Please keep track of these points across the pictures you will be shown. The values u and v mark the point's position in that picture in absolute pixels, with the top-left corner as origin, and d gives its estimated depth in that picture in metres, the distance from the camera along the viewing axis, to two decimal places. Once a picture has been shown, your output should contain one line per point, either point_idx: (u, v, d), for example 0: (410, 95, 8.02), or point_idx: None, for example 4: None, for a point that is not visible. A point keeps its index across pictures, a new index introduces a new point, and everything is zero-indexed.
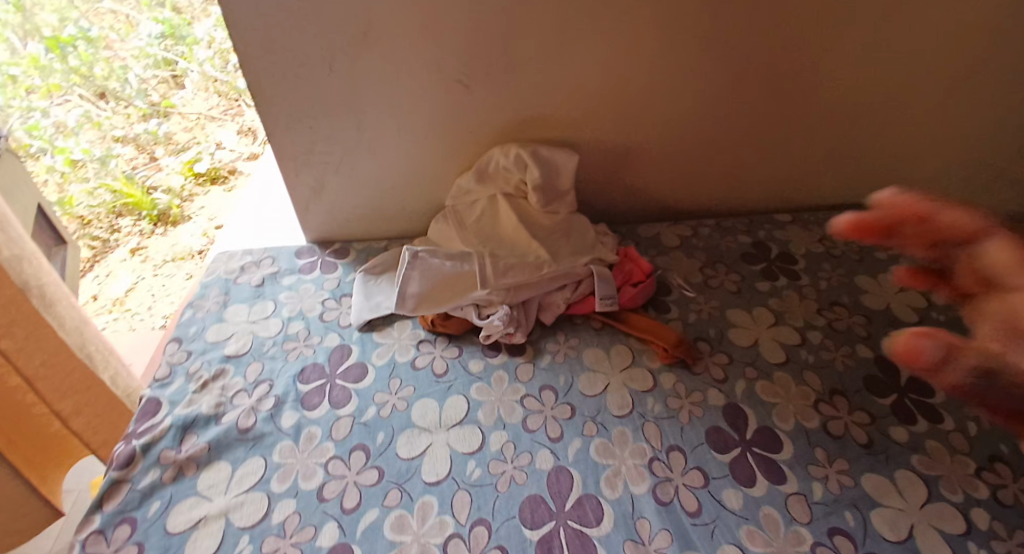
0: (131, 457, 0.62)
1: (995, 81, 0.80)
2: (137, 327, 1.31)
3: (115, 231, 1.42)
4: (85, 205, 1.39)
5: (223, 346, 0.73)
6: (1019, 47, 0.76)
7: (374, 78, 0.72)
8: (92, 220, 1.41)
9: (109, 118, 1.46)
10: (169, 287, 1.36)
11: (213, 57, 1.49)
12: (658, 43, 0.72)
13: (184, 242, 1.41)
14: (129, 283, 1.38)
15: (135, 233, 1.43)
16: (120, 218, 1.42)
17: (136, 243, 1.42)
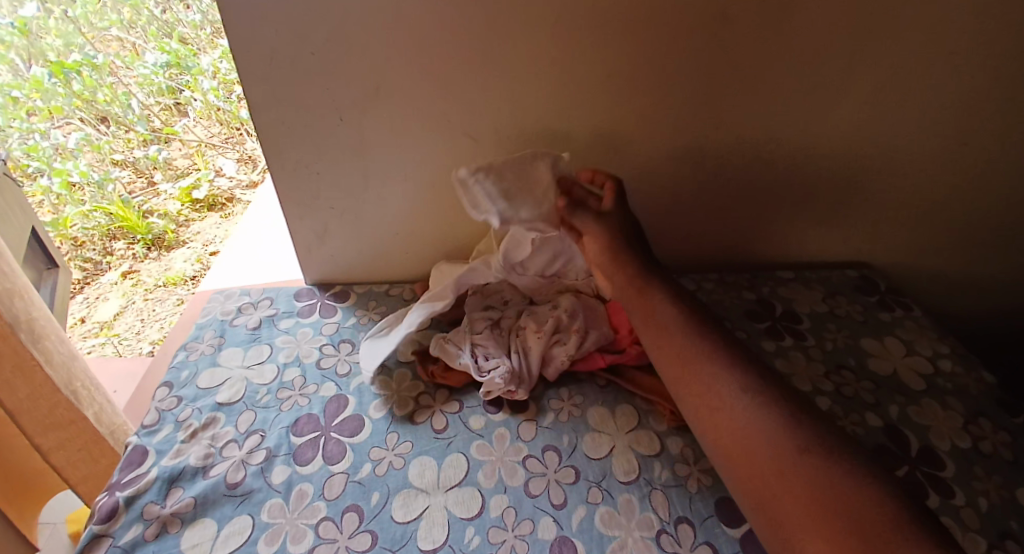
0: (113, 509, 0.58)
1: (992, 139, 0.82)
2: (125, 352, 1.39)
3: (109, 254, 1.51)
4: (80, 226, 1.48)
5: (215, 393, 0.71)
6: (1012, 107, 0.78)
7: (382, 131, 0.75)
8: (86, 241, 1.50)
9: (109, 142, 1.56)
10: (158, 312, 1.44)
11: (216, 88, 1.61)
12: (657, 99, 0.76)
13: (177, 266, 1.49)
14: (117, 307, 1.46)
15: (129, 257, 1.52)
16: (114, 241, 1.52)
17: (128, 267, 1.51)
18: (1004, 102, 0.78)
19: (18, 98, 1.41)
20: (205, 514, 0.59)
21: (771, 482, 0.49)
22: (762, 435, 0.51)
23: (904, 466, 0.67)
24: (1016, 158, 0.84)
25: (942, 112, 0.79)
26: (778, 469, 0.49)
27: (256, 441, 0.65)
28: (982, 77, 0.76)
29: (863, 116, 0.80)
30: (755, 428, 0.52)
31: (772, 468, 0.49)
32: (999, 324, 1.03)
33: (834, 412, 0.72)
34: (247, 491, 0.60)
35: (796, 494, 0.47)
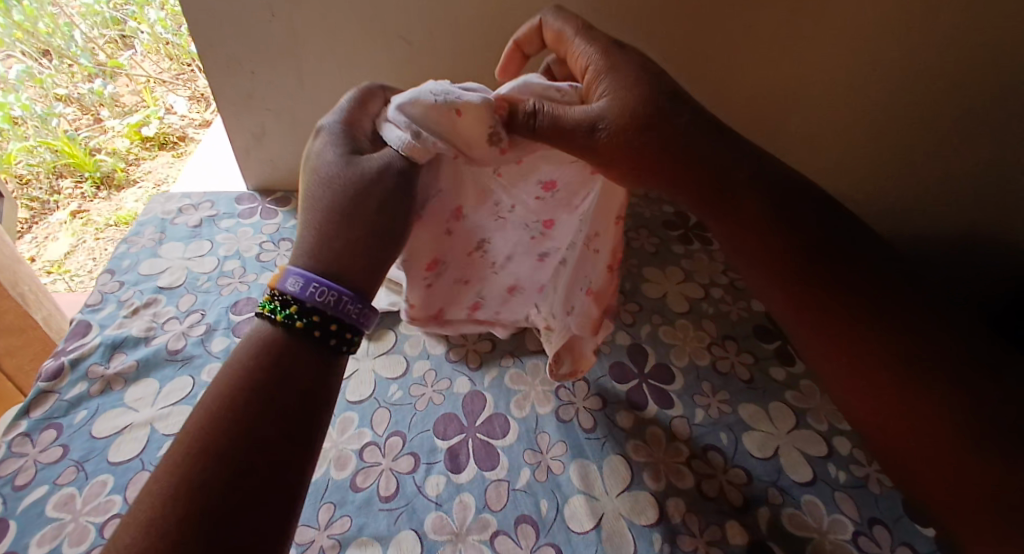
0: (58, 370, 0.63)
1: None
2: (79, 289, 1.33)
3: (56, 192, 1.29)
4: (24, 162, 1.26)
5: (156, 279, 0.75)
6: None
7: (315, 30, 0.77)
8: (31, 178, 1.28)
9: (53, 76, 1.26)
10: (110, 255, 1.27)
11: (164, 18, 1.30)
12: None
13: (128, 207, 1.28)
14: (68, 246, 1.32)
15: (77, 196, 1.28)
16: (61, 178, 1.28)
17: (76, 205, 1.29)
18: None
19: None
20: (147, 374, 0.64)
21: (855, 385, 0.43)
22: (867, 337, 0.43)
23: (777, 340, 0.74)
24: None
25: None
26: (847, 352, 0.43)
27: (197, 318, 0.71)
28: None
29: None
30: (865, 344, 0.43)
31: (874, 376, 0.42)
32: None
33: (726, 300, 0.79)
34: (187, 357, 0.66)
35: (887, 387, 0.42)
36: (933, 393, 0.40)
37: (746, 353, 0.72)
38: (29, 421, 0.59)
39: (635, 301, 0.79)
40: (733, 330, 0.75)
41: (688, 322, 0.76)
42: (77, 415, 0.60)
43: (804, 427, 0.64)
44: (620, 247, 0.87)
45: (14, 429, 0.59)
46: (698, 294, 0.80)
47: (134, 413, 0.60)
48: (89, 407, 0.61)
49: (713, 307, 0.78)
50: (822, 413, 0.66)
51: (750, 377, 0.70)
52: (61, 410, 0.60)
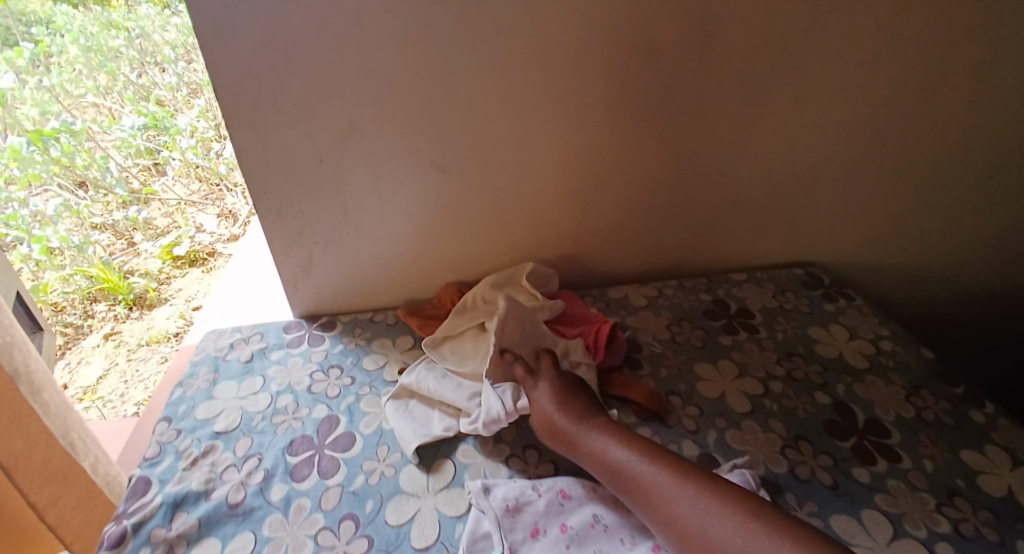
0: (121, 536, 0.61)
1: (912, 140, 0.91)
2: (108, 415, 1.33)
3: (90, 316, 1.44)
4: (60, 291, 1.40)
5: (212, 424, 0.75)
6: (924, 110, 0.88)
7: (359, 167, 0.83)
8: (67, 306, 1.42)
9: (88, 206, 1.48)
10: (142, 373, 1.38)
11: (194, 146, 1.58)
12: (608, 122, 0.84)
13: (160, 324, 1.44)
14: (102, 369, 1.40)
15: (110, 318, 1.45)
16: (95, 303, 1.45)
17: (110, 328, 1.44)
18: (916, 104, 0.87)
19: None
20: (210, 533, 0.62)
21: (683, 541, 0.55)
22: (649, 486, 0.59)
23: (852, 437, 0.73)
24: (940, 152, 0.92)
25: (867, 114, 0.88)
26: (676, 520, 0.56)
27: (254, 463, 0.69)
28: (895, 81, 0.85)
29: (794, 127, 0.88)
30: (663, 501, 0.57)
31: (705, 534, 0.53)
32: (949, 314, 1.11)
33: (787, 394, 0.78)
34: (248, 509, 0.64)
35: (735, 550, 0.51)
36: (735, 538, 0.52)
37: (824, 454, 0.71)
38: None
39: (694, 403, 0.77)
40: (803, 429, 0.74)
41: (755, 422, 0.74)
42: None
43: (903, 536, 0.62)
44: (666, 343, 0.87)
45: None
46: (757, 389, 0.79)
47: None
48: None
49: (777, 403, 0.77)
50: (917, 517, 0.64)
51: (833, 482, 0.68)
52: None
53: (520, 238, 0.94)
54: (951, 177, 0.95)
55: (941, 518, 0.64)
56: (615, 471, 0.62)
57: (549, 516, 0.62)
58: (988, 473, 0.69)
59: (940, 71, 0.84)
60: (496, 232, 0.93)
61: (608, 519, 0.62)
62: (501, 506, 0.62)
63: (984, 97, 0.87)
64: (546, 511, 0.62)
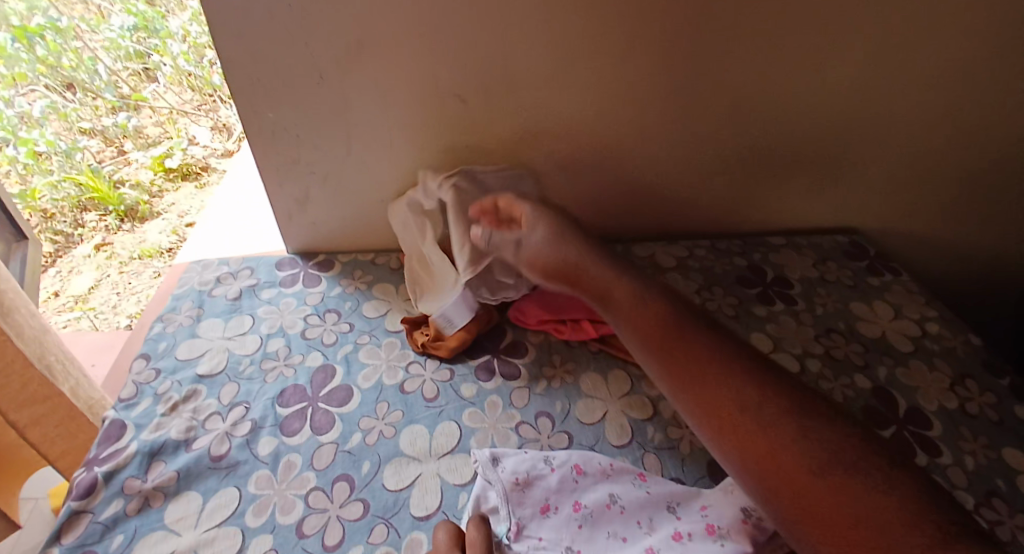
0: (92, 485, 0.56)
1: (996, 105, 0.80)
2: (102, 325, 1.23)
3: (80, 226, 1.34)
4: (49, 198, 1.32)
5: (195, 365, 0.68)
6: (1019, 70, 0.76)
7: (366, 90, 0.71)
8: (56, 213, 1.33)
9: (77, 110, 1.38)
10: (135, 286, 1.27)
11: (187, 52, 1.43)
12: (657, 56, 0.72)
13: (152, 238, 1.31)
14: (94, 280, 1.29)
15: (101, 229, 1.34)
16: (85, 213, 1.34)
17: (101, 238, 1.33)
18: (1012, 63, 0.75)
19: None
20: (189, 487, 0.57)
21: (811, 513, 0.39)
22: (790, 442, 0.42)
23: (891, 427, 0.67)
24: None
25: (953, 70, 0.76)
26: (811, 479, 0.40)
27: (240, 413, 0.63)
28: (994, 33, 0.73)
29: (865, 79, 0.77)
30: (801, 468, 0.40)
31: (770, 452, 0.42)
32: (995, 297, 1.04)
33: (823, 374, 0.72)
34: (232, 464, 0.59)
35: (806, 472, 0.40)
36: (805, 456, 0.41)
37: None
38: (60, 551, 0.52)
39: None
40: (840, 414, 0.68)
41: None
42: (113, 541, 0.53)
43: None
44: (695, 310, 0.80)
45: None
46: (792, 368, 0.73)
47: (175, 538, 0.53)
48: (126, 530, 0.54)
49: (812, 384, 0.71)
50: None
51: None
52: (96, 535, 0.53)
53: (543, 181, 0.84)
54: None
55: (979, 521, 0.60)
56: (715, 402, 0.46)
57: (562, 494, 0.56)
58: None
59: None
60: None
61: (627, 498, 0.55)
62: (510, 479, 0.56)
63: None
64: (559, 488, 0.56)
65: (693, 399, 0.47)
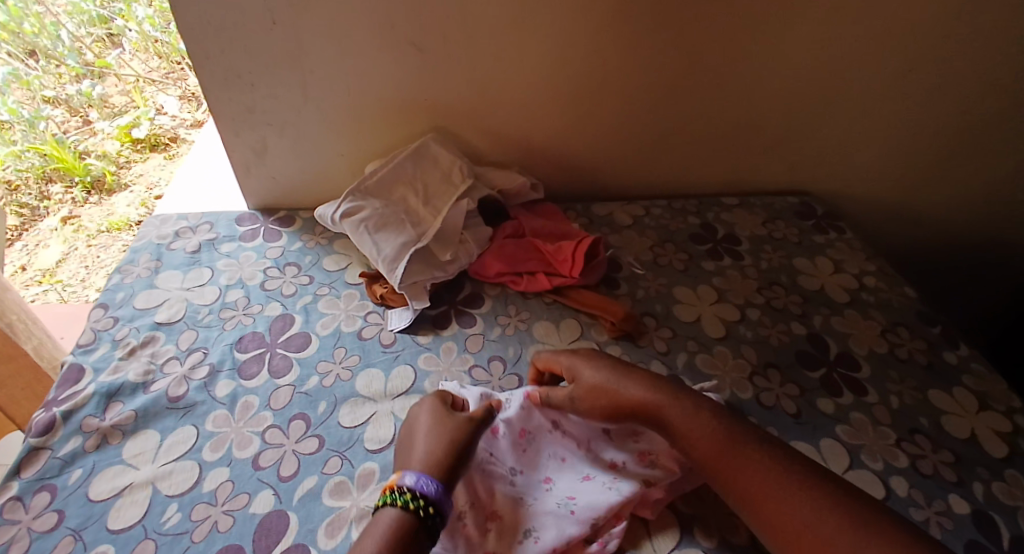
0: (50, 424, 0.57)
1: (939, 69, 0.83)
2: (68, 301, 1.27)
3: (45, 198, 1.28)
4: (11, 168, 1.23)
5: (153, 314, 0.69)
6: (961, 35, 0.79)
7: (319, 37, 0.72)
8: (20, 184, 1.26)
9: (39, 77, 1.24)
10: (104, 260, 1.26)
11: (153, 15, 1.29)
12: (610, 11, 0.74)
13: (120, 211, 1.28)
14: (60, 253, 1.27)
15: (68, 201, 1.28)
16: (51, 184, 1.28)
17: (68, 212, 1.28)
18: (954, 27, 0.78)
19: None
20: (148, 425, 0.59)
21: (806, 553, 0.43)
22: (784, 479, 0.47)
23: (821, 368, 0.71)
24: (967, 82, 0.84)
25: (897, 33, 0.79)
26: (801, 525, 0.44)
27: (198, 358, 0.65)
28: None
29: (814, 40, 0.79)
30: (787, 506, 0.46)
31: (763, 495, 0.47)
32: (940, 261, 1.09)
33: (763, 322, 0.76)
34: (190, 404, 0.61)
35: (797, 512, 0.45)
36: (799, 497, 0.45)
37: (792, 384, 0.69)
38: (21, 483, 0.54)
39: (668, 326, 0.74)
40: (775, 358, 0.72)
41: (727, 348, 0.72)
42: (72, 474, 0.55)
43: (858, 467, 0.62)
44: (647, 265, 0.83)
45: (4, 492, 0.53)
46: (734, 316, 0.76)
47: (134, 472, 0.55)
48: (85, 465, 0.55)
49: (751, 331, 0.75)
50: (875, 450, 0.64)
51: (797, 410, 0.67)
52: (55, 469, 0.55)
53: (502, 138, 0.86)
54: (971, 111, 0.87)
55: (899, 454, 0.64)
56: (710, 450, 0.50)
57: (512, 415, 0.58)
58: (954, 415, 0.69)
59: None
60: (475, 129, 0.84)
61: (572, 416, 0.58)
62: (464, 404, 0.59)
63: None
64: (510, 413, 0.58)
65: (688, 445, 0.51)
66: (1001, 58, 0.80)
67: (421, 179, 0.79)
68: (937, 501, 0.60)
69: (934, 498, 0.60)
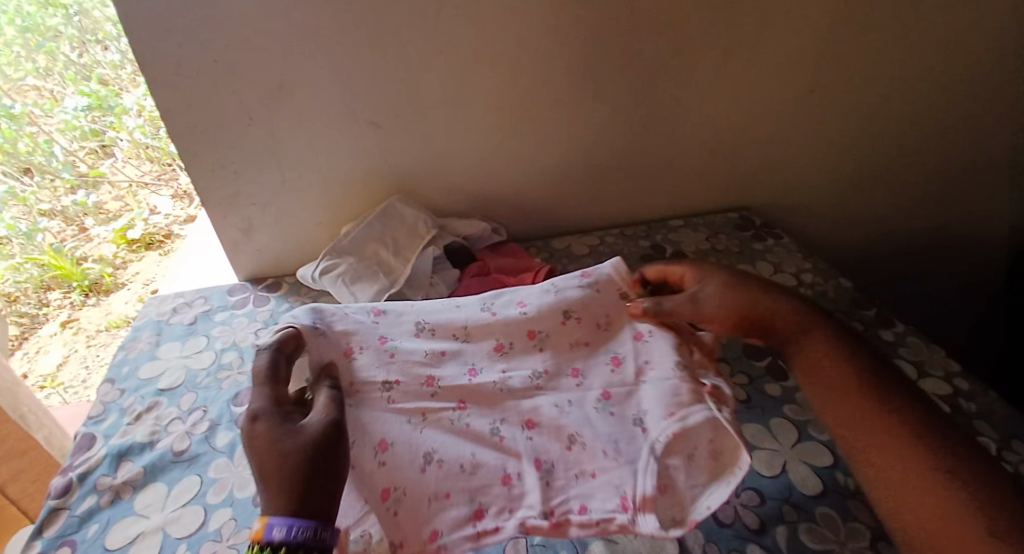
0: (67, 486, 0.63)
1: (835, 88, 0.94)
2: (71, 401, 1.35)
3: (45, 305, 1.35)
4: (12, 280, 1.31)
5: (156, 381, 0.76)
6: (845, 57, 0.91)
7: (290, 124, 0.83)
8: (19, 295, 1.32)
9: (34, 193, 1.33)
10: (103, 358, 1.34)
11: (143, 125, 1.39)
12: (541, 74, 0.85)
13: (118, 310, 1.37)
14: (61, 356, 1.36)
15: (66, 306, 1.36)
16: (49, 292, 1.35)
17: (67, 315, 1.36)
18: (839, 52, 0.90)
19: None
20: (156, 479, 0.64)
21: (904, 496, 0.47)
22: (903, 433, 0.50)
23: (768, 357, 0.78)
24: (861, 96, 0.96)
25: (791, 63, 0.91)
26: (908, 479, 0.48)
27: (200, 415, 0.71)
28: (821, 28, 0.87)
29: (722, 77, 0.90)
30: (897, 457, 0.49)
31: (873, 443, 0.51)
32: (878, 254, 1.18)
33: None
34: (193, 456, 0.66)
35: (905, 464, 0.48)
36: (910, 446, 0.49)
37: (741, 375, 0.76)
38: (45, 539, 0.59)
39: None
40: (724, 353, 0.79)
41: None
42: (89, 529, 0.60)
43: (807, 439, 0.66)
44: None
45: (30, 548, 0.58)
46: None
47: (145, 521, 0.60)
48: (100, 520, 0.61)
49: None
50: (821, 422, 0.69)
51: (747, 397, 0.72)
52: (74, 525, 0.60)
53: (462, 191, 0.96)
54: (872, 120, 0.99)
55: None
56: (839, 395, 0.55)
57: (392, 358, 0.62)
58: None
59: (856, 19, 0.87)
60: (436, 186, 0.94)
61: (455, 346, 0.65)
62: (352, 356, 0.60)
63: (900, 44, 0.90)
64: (380, 365, 0.61)
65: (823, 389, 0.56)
66: (880, 70, 0.93)
67: (390, 236, 0.88)
68: None
69: None
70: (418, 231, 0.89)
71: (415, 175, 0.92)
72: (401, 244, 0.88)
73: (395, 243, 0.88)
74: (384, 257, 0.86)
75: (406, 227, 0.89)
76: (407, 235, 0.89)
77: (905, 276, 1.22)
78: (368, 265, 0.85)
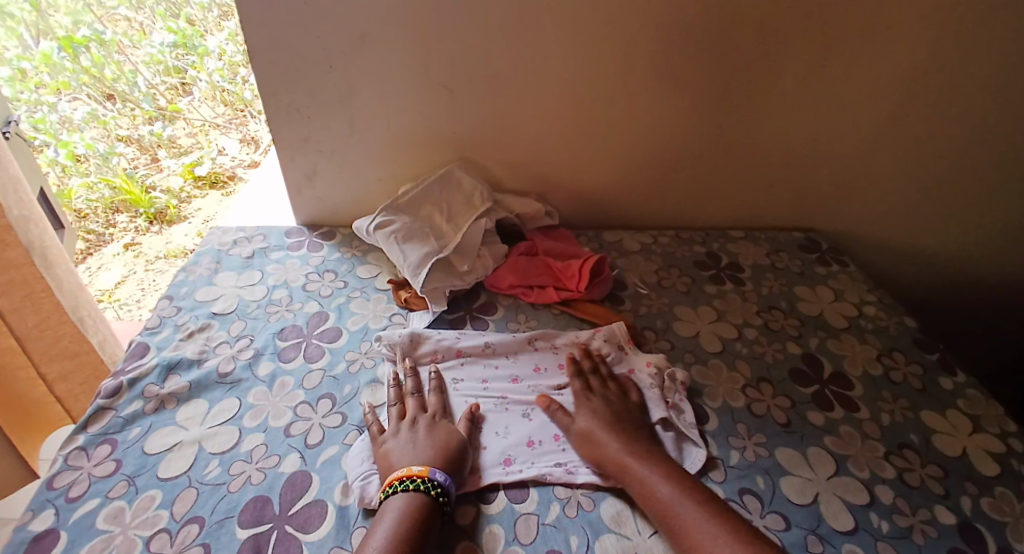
0: (117, 388, 0.67)
1: (928, 116, 0.89)
2: (123, 317, 1.33)
3: (111, 226, 1.41)
4: (83, 198, 1.36)
5: (210, 305, 0.80)
6: (945, 85, 0.86)
7: (367, 77, 0.85)
8: (89, 213, 1.39)
9: (115, 118, 1.43)
10: (159, 282, 1.37)
11: (222, 68, 1.48)
12: (620, 60, 0.84)
13: (178, 240, 1.40)
14: (119, 276, 1.39)
15: (131, 229, 1.42)
16: (117, 213, 1.41)
17: (130, 238, 1.42)
18: (939, 78, 0.85)
19: (28, 70, 1.27)
20: (198, 395, 0.68)
21: None
22: None
23: (814, 385, 0.75)
24: (956, 128, 0.90)
25: (884, 83, 0.86)
26: None
27: (246, 342, 0.74)
28: (923, 50, 0.82)
29: (808, 89, 0.87)
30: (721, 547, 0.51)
31: None
32: (943, 299, 1.12)
33: (759, 341, 0.81)
34: (235, 380, 0.70)
35: None
36: None
37: (783, 397, 0.73)
38: (87, 436, 0.63)
39: (667, 339, 0.80)
40: (768, 372, 0.77)
41: (722, 361, 0.78)
42: (132, 431, 0.64)
43: (844, 474, 0.64)
44: (651, 286, 0.90)
45: (71, 443, 0.62)
46: (731, 334, 0.82)
47: (183, 432, 0.64)
48: (142, 425, 0.64)
49: (747, 348, 0.80)
50: (862, 460, 0.66)
51: (787, 420, 0.70)
52: (118, 426, 0.64)
53: (522, 169, 0.96)
54: (963, 155, 0.93)
55: (886, 465, 0.66)
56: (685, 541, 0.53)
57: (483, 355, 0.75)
58: (944, 434, 0.70)
59: (964, 45, 0.82)
60: (498, 160, 0.95)
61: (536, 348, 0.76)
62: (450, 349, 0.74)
63: (1008, 79, 0.84)
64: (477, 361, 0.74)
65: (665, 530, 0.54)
66: (981, 103, 0.87)
67: (444, 202, 0.89)
68: (923, 511, 0.61)
69: (918, 507, 0.61)
70: (474, 202, 0.90)
71: (480, 146, 0.93)
72: (455, 212, 0.89)
73: (449, 209, 0.89)
74: (437, 222, 0.87)
75: (462, 197, 0.90)
76: (463, 205, 0.89)
77: (968, 326, 1.15)
78: (419, 228, 0.86)
